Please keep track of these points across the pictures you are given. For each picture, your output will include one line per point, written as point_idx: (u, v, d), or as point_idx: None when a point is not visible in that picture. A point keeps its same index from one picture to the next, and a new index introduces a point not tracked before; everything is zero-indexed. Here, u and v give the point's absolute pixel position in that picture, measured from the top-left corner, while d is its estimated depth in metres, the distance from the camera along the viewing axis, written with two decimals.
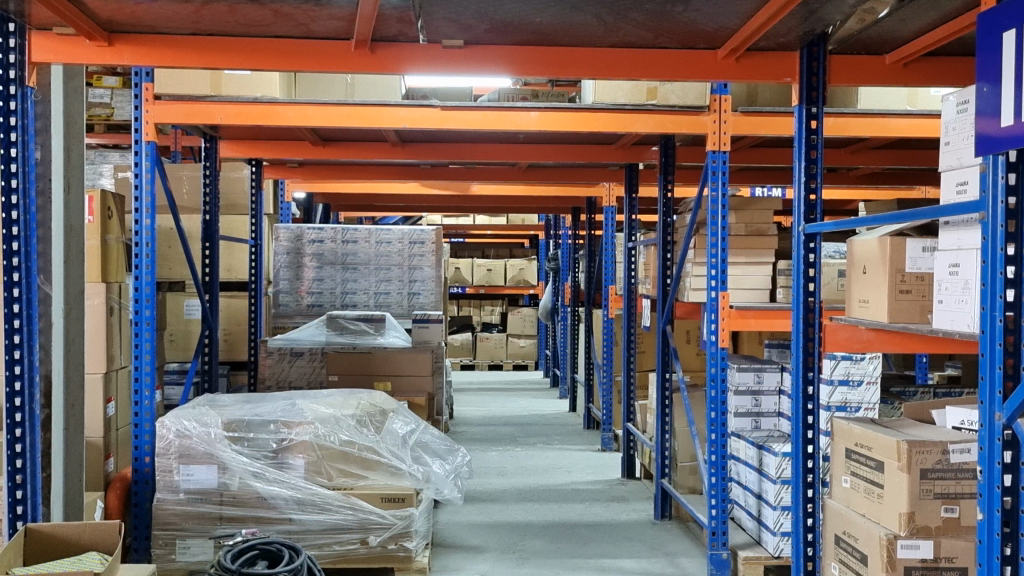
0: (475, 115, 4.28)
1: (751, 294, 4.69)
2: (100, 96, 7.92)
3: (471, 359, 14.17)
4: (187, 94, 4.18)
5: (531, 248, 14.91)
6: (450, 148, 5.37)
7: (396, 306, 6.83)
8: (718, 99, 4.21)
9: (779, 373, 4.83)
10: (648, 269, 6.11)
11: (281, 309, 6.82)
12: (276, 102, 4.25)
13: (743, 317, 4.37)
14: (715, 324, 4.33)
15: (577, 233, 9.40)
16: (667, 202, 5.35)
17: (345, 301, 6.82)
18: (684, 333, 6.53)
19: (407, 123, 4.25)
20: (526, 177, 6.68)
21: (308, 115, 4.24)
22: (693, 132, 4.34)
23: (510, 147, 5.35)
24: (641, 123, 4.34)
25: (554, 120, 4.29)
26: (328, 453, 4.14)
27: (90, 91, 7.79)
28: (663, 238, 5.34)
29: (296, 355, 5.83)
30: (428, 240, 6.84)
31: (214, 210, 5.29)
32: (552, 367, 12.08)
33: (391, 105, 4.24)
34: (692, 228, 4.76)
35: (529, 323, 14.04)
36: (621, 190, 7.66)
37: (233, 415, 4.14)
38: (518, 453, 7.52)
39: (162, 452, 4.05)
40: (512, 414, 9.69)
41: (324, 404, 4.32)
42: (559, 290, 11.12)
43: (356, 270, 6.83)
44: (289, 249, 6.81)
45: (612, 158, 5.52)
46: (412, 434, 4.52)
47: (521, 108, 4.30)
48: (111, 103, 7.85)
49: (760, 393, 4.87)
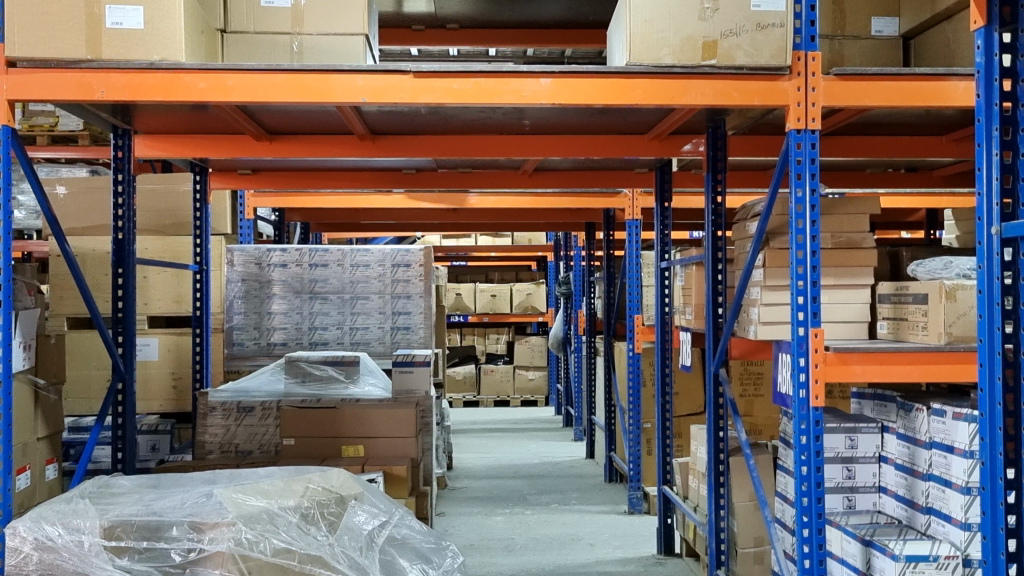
0: (462, 83, 3.03)
1: (846, 329, 3.45)
2: (43, 105, 7.48)
3: (475, 395, 12.93)
4: (54, 58, 2.94)
5: (539, 271, 13.68)
6: (437, 140, 4.14)
7: (377, 344, 5.62)
8: (804, 56, 3.06)
9: (879, 435, 3.62)
10: (688, 294, 4.88)
11: (236, 349, 5.57)
12: (181, 68, 2.98)
13: (846, 363, 3.08)
14: (804, 373, 3.08)
15: (593, 254, 8.16)
16: (715, 208, 4.17)
17: (313, 340, 5.60)
18: (752, 380, 6.16)
19: (367, 97, 3.01)
20: (534, 183, 5.46)
21: (226, 86, 2.98)
22: (767, 104, 3.08)
23: (513, 138, 4.14)
24: (699, 92, 3.06)
25: (573, 90, 3.03)
26: (255, 568, 2.80)
27: (34, 100, 7.42)
28: (713, 254, 4.13)
29: (245, 413, 4.55)
30: (414, 262, 5.62)
31: (128, 226, 4.05)
32: (565, 405, 10.80)
33: (345, 70, 3.02)
34: (760, 240, 3.50)
35: (538, 353, 12.78)
36: (647, 199, 6.47)
37: (118, 516, 2.84)
38: (528, 518, 6.24)
39: (16, 571, 2.78)
40: (521, 463, 8.41)
41: (254, 494, 3.02)
42: (571, 318, 9.88)
43: (326, 301, 5.59)
44: (245, 276, 5.57)
45: (647, 152, 4.26)
46: (381, 530, 3.27)
47: (527, 74, 3.04)
48: (57, 112, 7.52)
49: (854, 461, 3.65)
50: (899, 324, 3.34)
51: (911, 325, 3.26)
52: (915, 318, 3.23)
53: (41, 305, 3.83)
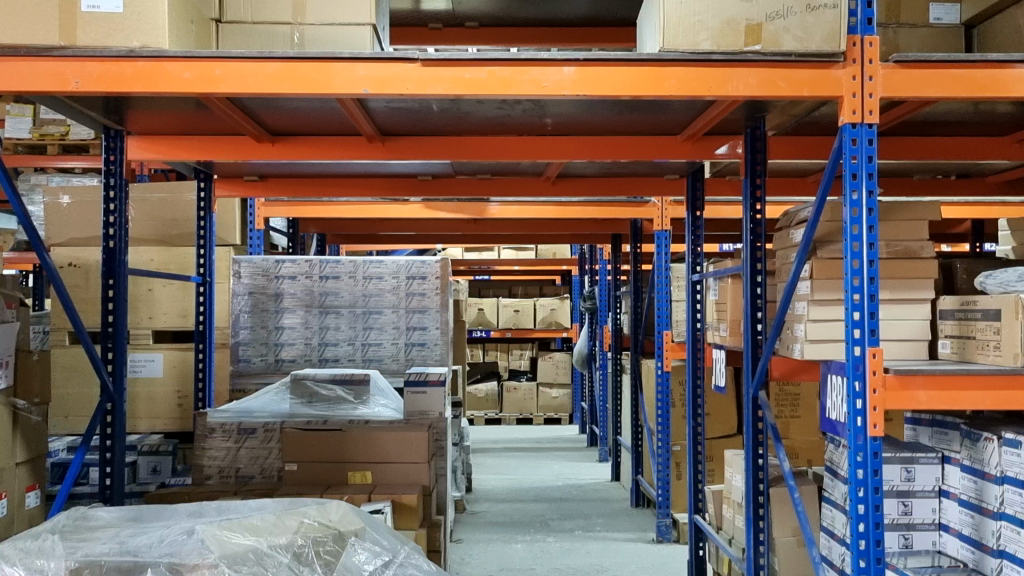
0: (474, 72, 2.72)
1: (904, 348, 3.09)
2: (55, 114, 7.15)
3: (497, 413, 12.61)
4: (24, 45, 2.66)
5: (563, 285, 13.34)
6: (451, 141, 3.83)
7: (389, 361, 5.31)
8: (858, 41, 2.73)
9: (940, 467, 3.26)
10: (722, 309, 4.54)
11: (242, 366, 5.27)
12: (164, 56, 2.69)
13: (908, 388, 2.72)
14: (860, 399, 2.72)
15: (619, 267, 7.82)
16: (754, 214, 3.83)
17: (323, 357, 5.29)
18: (789, 401, 6.05)
19: (369, 88, 2.71)
20: (557, 191, 5.14)
21: (213, 76, 2.68)
22: (816, 95, 2.75)
23: (534, 139, 3.83)
24: (740, 81, 2.73)
25: (598, 79, 2.71)
26: None
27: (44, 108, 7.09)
28: (751, 265, 3.78)
29: (246, 434, 4.24)
30: (431, 275, 5.32)
31: (120, 233, 3.75)
32: (590, 424, 10.44)
33: (345, 58, 2.71)
34: (807, 248, 3.15)
35: (561, 370, 12.43)
36: (677, 208, 6.13)
37: (87, 556, 2.52)
38: (551, 546, 5.88)
39: None
40: (543, 485, 8.06)
41: (241, 531, 2.68)
42: (596, 334, 9.53)
43: (338, 315, 5.29)
44: (251, 288, 5.29)
45: (678, 155, 3.91)
46: (384, 570, 2.88)
47: (548, 62, 2.72)
48: (67, 121, 7.18)
49: (911, 496, 3.28)
50: (964, 343, 2.97)
51: (979, 344, 2.90)
52: (984, 337, 2.87)
53: (23, 319, 3.57)
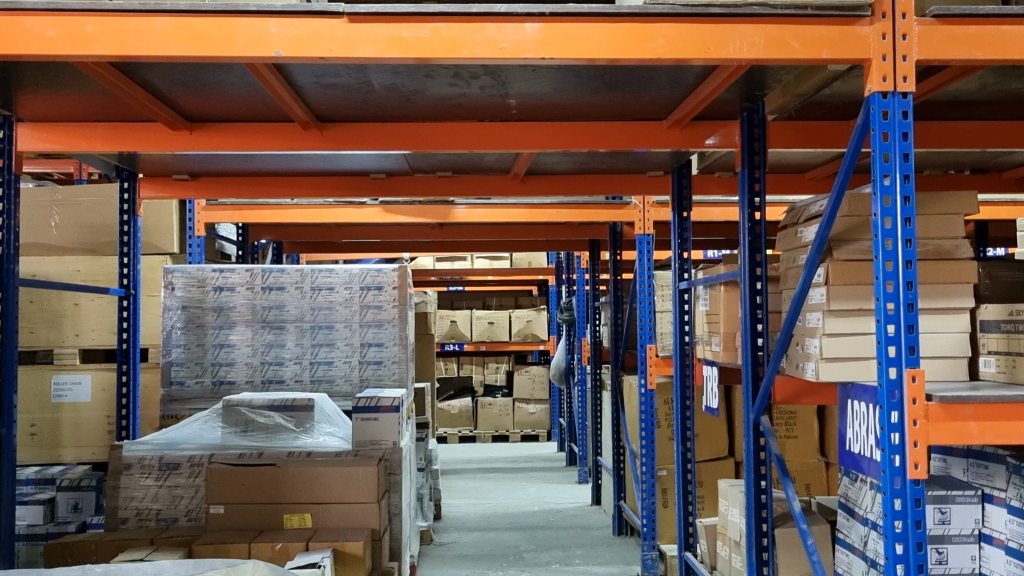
0: (414, 30, 2.18)
1: (940, 367, 2.58)
2: None
3: (472, 430, 12.05)
4: None
5: (539, 296, 12.81)
6: (401, 128, 3.29)
7: (342, 383, 4.74)
8: None
9: (980, 507, 2.74)
10: (714, 321, 4.01)
11: (175, 390, 4.68)
12: (20, 9, 2.13)
13: (957, 419, 2.18)
14: (898, 433, 2.18)
15: (597, 276, 7.31)
16: (753, 211, 3.30)
17: (266, 378, 4.71)
18: (783, 420, 5.54)
19: (282, 50, 2.16)
20: (528, 190, 4.61)
21: (83, 34, 2.12)
22: (837, 58, 2.23)
23: (497, 126, 3.29)
24: (743, 43, 2.20)
25: (568, 38, 2.18)
26: None
27: None
28: (750, 270, 3.26)
29: (169, 471, 3.67)
30: (387, 285, 4.74)
31: (9, 239, 3.11)
32: (568, 441, 9.90)
33: (252, 12, 2.15)
34: (821, 248, 2.63)
35: (538, 384, 11.89)
36: (660, 209, 5.62)
37: None
38: None
39: None
40: (517, 510, 7.49)
41: None
42: (574, 347, 9.00)
43: (283, 331, 4.73)
44: (185, 301, 4.71)
45: (664, 144, 3.39)
46: None
47: (506, 17, 2.19)
48: None
49: (947, 543, 2.75)
50: (1015, 361, 2.47)
51: None
52: None
53: None
